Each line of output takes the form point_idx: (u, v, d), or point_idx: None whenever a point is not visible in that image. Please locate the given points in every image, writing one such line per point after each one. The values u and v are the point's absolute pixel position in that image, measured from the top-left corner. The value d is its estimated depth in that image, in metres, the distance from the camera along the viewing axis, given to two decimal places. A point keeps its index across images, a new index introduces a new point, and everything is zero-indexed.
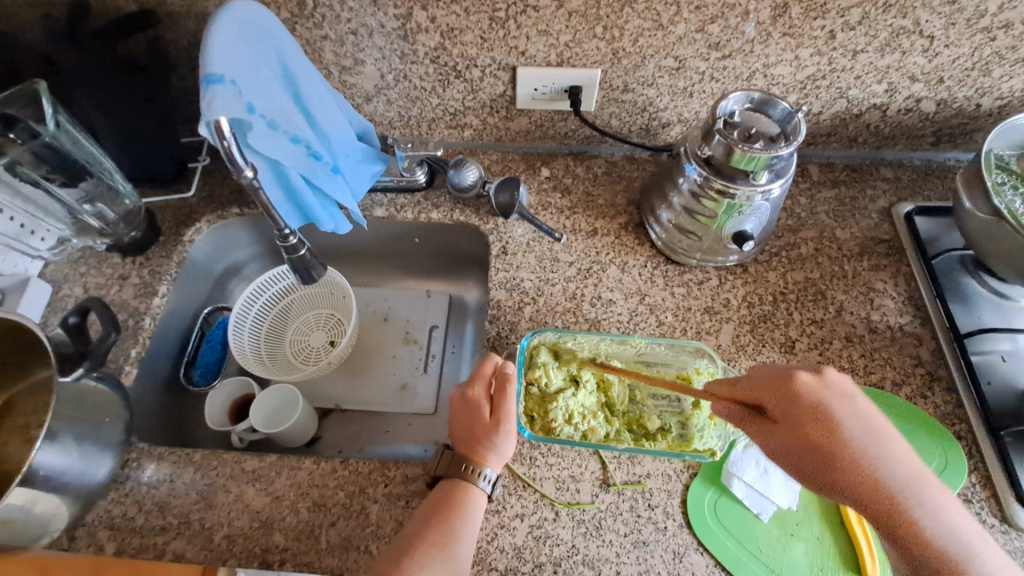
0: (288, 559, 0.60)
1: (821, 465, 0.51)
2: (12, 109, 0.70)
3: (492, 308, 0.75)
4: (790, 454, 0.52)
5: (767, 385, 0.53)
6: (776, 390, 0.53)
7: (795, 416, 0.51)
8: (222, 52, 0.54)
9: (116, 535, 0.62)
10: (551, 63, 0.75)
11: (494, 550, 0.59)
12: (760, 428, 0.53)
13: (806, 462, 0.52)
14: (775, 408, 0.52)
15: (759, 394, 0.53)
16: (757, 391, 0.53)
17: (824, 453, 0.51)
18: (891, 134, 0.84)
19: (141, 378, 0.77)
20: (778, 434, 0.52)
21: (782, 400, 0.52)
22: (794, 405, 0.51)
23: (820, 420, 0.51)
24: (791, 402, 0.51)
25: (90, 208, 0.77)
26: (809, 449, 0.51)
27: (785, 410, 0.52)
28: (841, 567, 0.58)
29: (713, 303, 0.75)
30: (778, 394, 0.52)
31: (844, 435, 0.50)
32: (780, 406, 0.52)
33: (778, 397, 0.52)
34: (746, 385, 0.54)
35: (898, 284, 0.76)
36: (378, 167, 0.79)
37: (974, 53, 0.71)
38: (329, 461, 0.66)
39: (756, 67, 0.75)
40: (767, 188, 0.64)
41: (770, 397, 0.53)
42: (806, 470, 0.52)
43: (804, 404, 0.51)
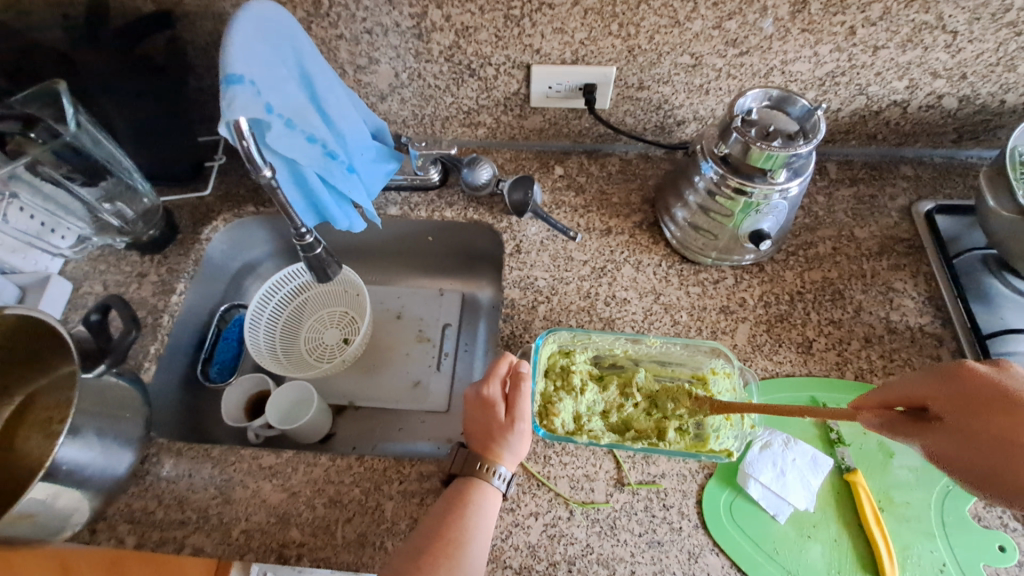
0: (305, 554, 0.61)
1: (1004, 469, 0.44)
2: (33, 109, 0.71)
3: (506, 306, 0.75)
4: (978, 456, 0.45)
5: (933, 382, 0.49)
6: (944, 386, 0.48)
7: (965, 412, 0.46)
8: (241, 51, 0.55)
9: (137, 528, 0.63)
10: (566, 61, 0.75)
11: (509, 548, 0.60)
12: (916, 430, 0.48)
13: (982, 462, 0.45)
14: (941, 407, 0.47)
15: (919, 393, 0.49)
16: (922, 391, 0.49)
17: (1000, 448, 0.44)
18: (911, 132, 0.83)
19: (159, 374, 0.78)
20: (940, 439, 0.46)
21: (953, 399, 0.47)
22: (965, 399, 0.46)
23: (984, 433, 0.45)
24: (958, 393, 0.47)
25: (110, 207, 0.79)
26: (1000, 465, 0.44)
27: (953, 408, 0.47)
28: (859, 570, 0.58)
29: (729, 302, 0.74)
30: (947, 394, 0.47)
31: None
32: (948, 408, 0.47)
33: (945, 397, 0.47)
34: (900, 387, 0.51)
35: (918, 283, 0.75)
36: (391, 166, 0.80)
37: (999, 48, 0.70)
38: (344, 458, 0.66)
39: (774, 64, 0.74)
40: (785, 187, 0.63)
41: (937, 397, 0.48)
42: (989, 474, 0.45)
43: (974, 393, 0.46)
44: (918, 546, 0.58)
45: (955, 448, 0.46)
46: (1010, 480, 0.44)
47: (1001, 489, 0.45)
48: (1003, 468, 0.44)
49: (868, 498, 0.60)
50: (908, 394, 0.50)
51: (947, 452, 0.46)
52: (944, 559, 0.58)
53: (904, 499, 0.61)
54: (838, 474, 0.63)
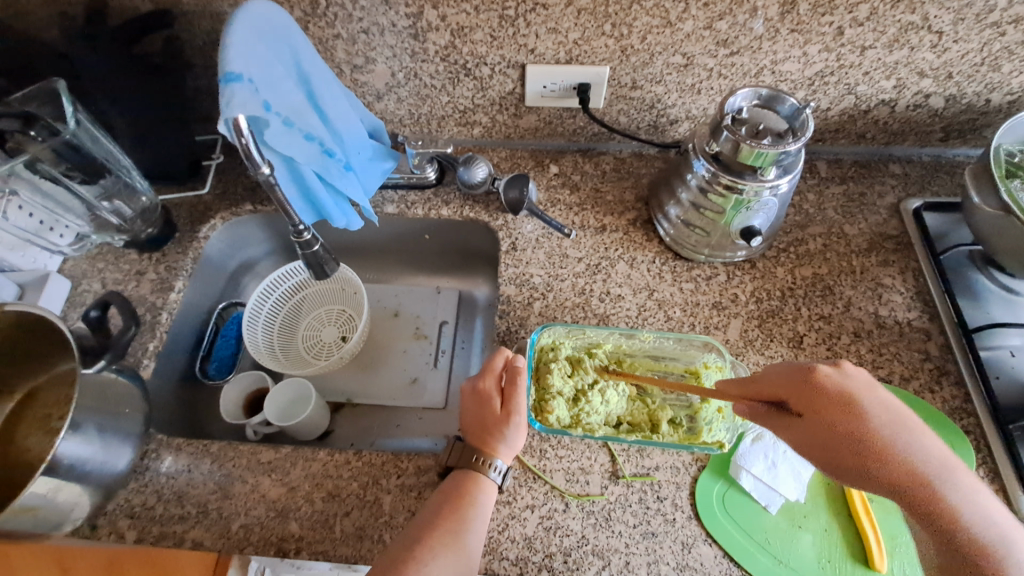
0: (304, 548, 0.61)
1: (848, 463, 0.50)
2: (32, 108, 0.71)
3: (502, 303, 0.76)
4: (827, 446, 0.50)
5: (784, 378, 0.54)
6: (800, 384, 0.52)
7: (820, 409, 0.51)
8: (239, 51, 0.55)
9: (136, 523, 0.64)
10: (560, 61, 0.76)
11: (505, 540, 0.61)
12: (782, 422, 0.53)
13: (827, 454, 0.50)
14: (798, 404, 0.52)
15: (779, 389, 0.53)
16: (779, 389, 0.53)
17: (849, 442, 0.50)
18: (900, 131, 0.84)
19: (158, 372, 0.78)
20: (797, 433, 0.52)
21: (801, 395, 0.52)
22: (812, 396, 0.51)
23: (824, 424, 0.50)
24: (810, 390, 0.52)
25: (108, 205, 0.79)
26: (849, 459, 0.49)
27: (806, 405, 0.52)
28: (849, 559, 0.59)
29: (721, 298, 0.75)
30: (800, 391, 0.52)
31: (863, 417, 0.50)
32: (801, 403, 0.52)
33: (796, 394, 0.52)
34: (767, 380, 0.55)
35: (906, 279, 0.76)
36: (388, 164, 0.80)
37: (983, 48, 0.72)
38: (342, 453, 0.67)
39: (764, 64, 0.75)
40: (775, 184, 0.64)
41: (794, 395, 0.52)
42: (829, 462, 0.50)
43: (822, 395, 0.51)
44: (906, 535, 0.60)
45: (807, 440, 0.51)
46: (861, 473, 0.49)
47: (845, 473, 0.50)
48: (854, 464, 0.49)
49: (857, 489, 0.62)
50: (772, 388, 0.54)
51: (797, 444, 0.52)
52: None
53: None
54: None
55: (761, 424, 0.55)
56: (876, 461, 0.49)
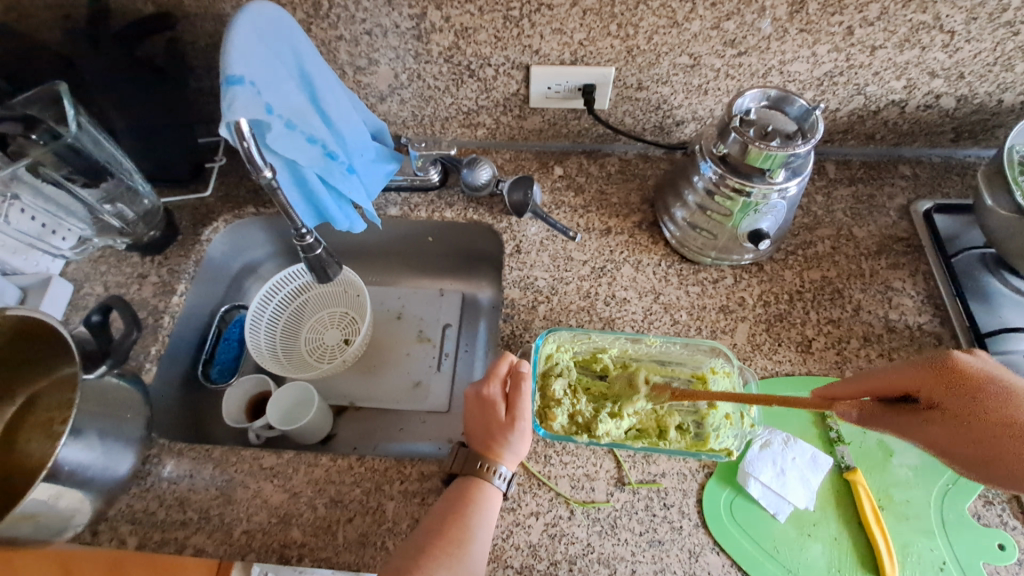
0: (307, 554, 0.61)
1: (998, 452, 0.49)
2: (34, 110, 0.71)
3: (506, 306, 0.75)
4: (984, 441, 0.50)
5: (920, 372, 0.52)
6: (932, 375, 0.52)
7: (964, 401, 0.50)
8: (241, 53, 0.55)
9: (138, 529, 0.63)
10: (565, 61, 0.75)
11: (510, 547, 0.60)
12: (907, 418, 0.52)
13: (976, 448, 0.50)
14: (933, 396, 0.51)
15: (902, 383, 0.53)
16: (906, 382, 0.53)
17: (998, 430, 0.49)
18: (910, 131, 0.83)
19: (160, 375, 0.78)
20: (945, 427, 0.50)
21: (942, 388, 0.51)
22: (951, 388, 0.51)
23: (1003, 425, 0.49)
24: (948, 383, 0.51)
25: (110, 209, 0.79)
26: (994, 447, 0.50)
27: (947, 397, 0.51)
28: (859, 568, 0.58)
29: (728, 302, 0.74)
30: (933, 382, 0.51)
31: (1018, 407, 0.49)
32: (939, 395, 0.51)
33: (933, 384, 0.51)
34: (900, 373, 0.53)
35: (917, 282, 0.75)
36: (392, 166, 0.80)
37: (996, 48, 0.70)
38: (346, 458, 0.66)
39: (772, 64, 0.74)
40: (784, 186, 0.63)
41: (925, 387, 0.52)
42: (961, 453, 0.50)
43: (965, 385, 0.50)
44: (918, 544, 0.58)
45: (956, 435, 0.50)
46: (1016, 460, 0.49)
47: (987, 467, 0.50)
48: (993, 450, 0.50)
49: (867, 496, 0.60)
50: (902, 383, 0.53)
51: (940, 439, 0.51)
52: (944, 556, 0.58)
53: (904, 497, 0.61)
54: (838, 473, 0.63)
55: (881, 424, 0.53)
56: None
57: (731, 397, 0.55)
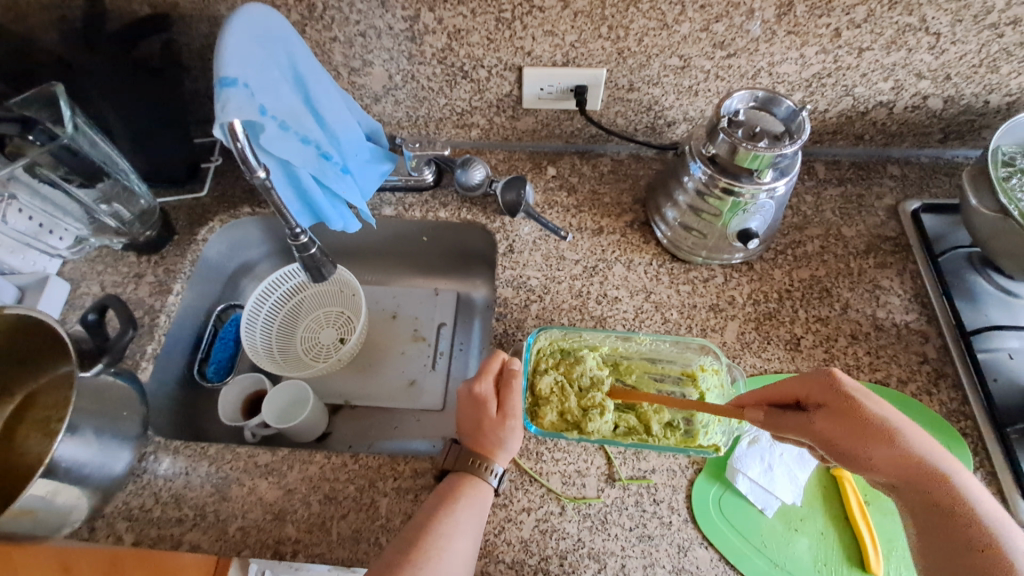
0: (301, 550, 0.61)
1: (854, 450, 0.49)
2: (31, 112, 0.71)
3: (499, 305, 0.76)
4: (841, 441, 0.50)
5: (803, 379, 0.54)
6: (812, 382, 0.53)
7: (835, 404, 0.51)
8: (235, 55, 0.55)
9: (134, 526, 0.64)
10: (557, 63, 0.76)
11: (501, 543, 0.61)
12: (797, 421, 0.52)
13: (844, 446, 0.50)
14: (814, 399, 0.53)
15: (789, 390, 0.55)
16: (794, 388, 0.54)
17: (852, 428, 0.50)
18: (898, 132, 0.84)
19: (156, 374, 0.79)
20: (822, 431, 0.51)
21: (823, 395, 0.52)
22: (832, 392, 0.52)
23: (859, 431, 0.49)
24: (824, 387, 0.52)
25: (107, 208, 0.79)
26: (857, 448, 0.49)
27: (824, 402, 0.52)
28: (845, 562, 0.59)
29: (718, 300, 0.75)
30: (816, 387, 0.53)
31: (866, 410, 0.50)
32: (820, 400, 0.52)
33: (816, 391, 0.53)
34: (783, 382, 0.55)
35: (904, 281, 0.76)
36: (386, 166, 0.80)
37: (981, 50, 0.71)
38: (339, 456, 0.67)
39: (761, 66, 0.75)
40: (771, 186, 0.64)
41: (809, 390, 0.53)
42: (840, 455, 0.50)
43: (833, 391, 0.52)
44: (903, 538, 0.59)
45: (834, 439, 0.50)
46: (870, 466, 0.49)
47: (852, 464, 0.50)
48: (855, 447, 0.49)
49: (853, 492, 0.61)
50: (789, 389, 0.55)
51: (828, 439, 0.51)
52: None
53: None
54: (825, 469, 0.64)
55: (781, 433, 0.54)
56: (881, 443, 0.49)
57: (713, 408, 0.57)
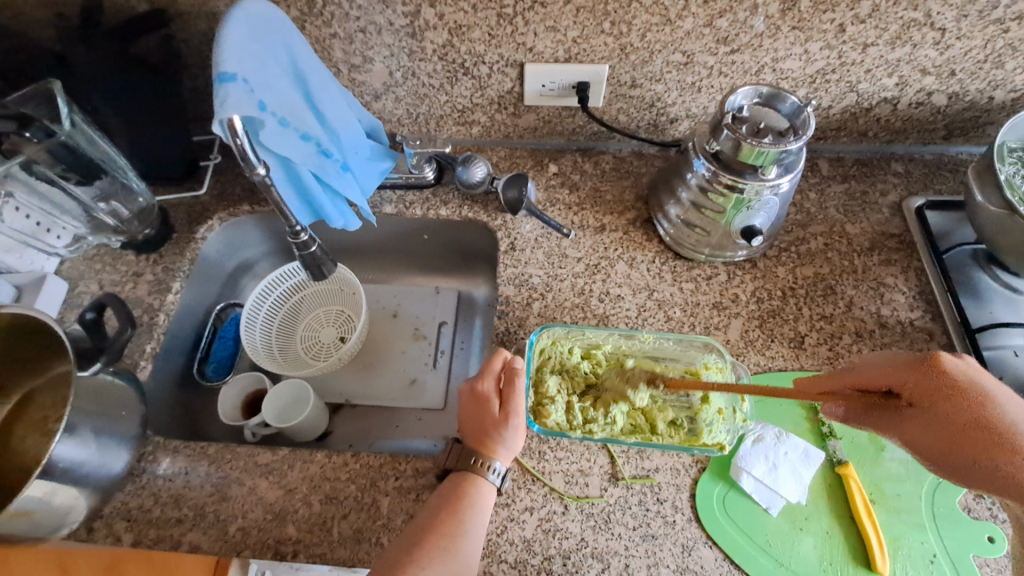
0: (302, 551, 0.61)
1: (968, 454, 0.50)
2: (28, 109, 0.71)
3: (501, 304, 0.75)
4: (947, 446, 0.50)
5: (892, 368, 0.52)
6: (910, 370, 0.52)
7: (937, 403, 0.50)
8: (233, 50, 0.55)
9: (133, 526, 0.63)
10: (559, 59, 0.76)
11: (504, 543, 0.60)
12: (890, 415, 0.53)
13: (946, 449, 0.51)
14: (914, 395, 0.51)
15: (881, 378, 0.52)
16: (884, 376, 0.52)
17: (971, 435, 0.50)
18: (902, 128, 0.83)
19: (155, 374, 0.78)
20: (916, 424, 0.51)
21: (924, 385, 0.51)
22: (933, 390, 0.50)
23: (964, 426, 0.50)
24: (931, 383, 0.50)
25: (105, 207, 0.79)
26: (965, 451, 0.50)
27: (928, 398, 0.51)
28: (851, 562, 0.58)
29: (722, 298, 0.75)
30: (918, 382, 0.51)
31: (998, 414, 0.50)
32: (918, 394, 0.51)
33: (916, 384, 0.51)
34: (869, 371, 0.53)
35: (909, 278, 0.76)
36: (387, 164, 0.80)
37: (986, 45, 0.71)
38: (340, 455, 0.66)
39: (765, 62, 0.74)
40: (776, 183, 0.64)
41: (904, 383, 0.51)
42: (942, 457, 0.51)
43: (941, 387, 0.50)
44: (909, 537, 0.59)
45: (918, 430, 0.51)
46: (984, 470, 0.49)
47: (959, 467, 0.51)
48: (973, 457, 0.50)
49: (859, 490, 0.61)
50: (878, 377, 0.52)
51: (918, 438, 0.52)
52: (934, 550, 0.58)
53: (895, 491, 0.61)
54: (830, 467, 0.63)
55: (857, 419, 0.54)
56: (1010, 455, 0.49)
57: (742, 389, 0.54)
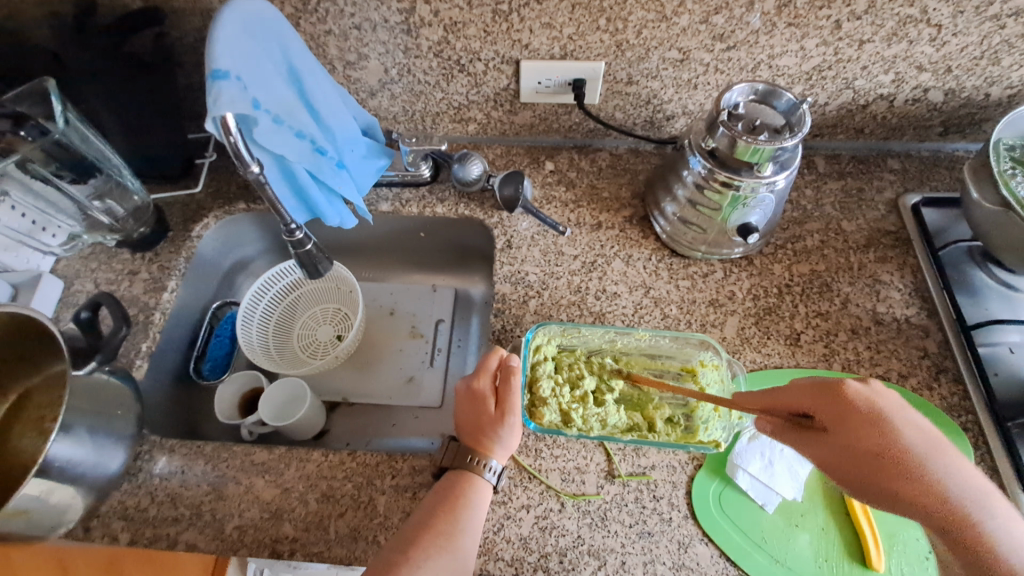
0: (298, 549, 0.61)
1: (870, 477, 0.50)
2: (22, 107, 0.70)
3: (497, 301, 0.75)
4: (854, 465, 0.50)
5: (808, 395, 0.53)
6: (822, 394, 0.52)
7: (848, 426, 0.50)
8: (225, 48, 0.54)
9: (130, 525, 0.63)
10: (555, 56, 0.75)
11: (501, 540, 0.60)
12: (804, 437, 0.53)
13: (855, 469, 0.50)
14: (827, 418, 0.51)
15: (800, 401, 0.53)
16: (797, 400, 0.53)
17: (875, 455, 0.50)
18: (898, 125, 0.83)
19: (151, 372, 0.78)
20: (830, 446, 0.51)
21: (831, 410, 0.51)
22: (840, 410, 0.51)
23: (871, 451, 0.50)
24: (833, 404, 0.51)
25: (100, 205, 0.78)
26: (869, 474, 0.50)
27: (832, 417, 0.51)
28: (846, 558, 0.59)
29: (718, 295, 0.75)
30: (829, 407, 0.51)
31: (889, 436, 0.50)
32: (830, 416, 0.51)
33: (824, 405, 0.52)
34: (787, 395, 0.54)
35: (905, 275, 0.76)
36: (383, 161, 0.80)
37: (982, 42, 0.71)
38: (337, 454, 0.66)
39: (761, 59, 0.74)
40: (772, 180, 0.64)
41: (812, 406, 0.52)
42: (853, 481, 0.51)
43: (836, 408, 0.51)
44: (904, 534, 0.59)
45: (826, 451, 0.51)
46: (882, 492, 0.50)
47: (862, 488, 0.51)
48: (865, 472, 0.50)
49: None
50: (788, 402, 0.53)
51: (830, 459, 0.51)
52: (929, 546, 0.59)
53: None
54: None
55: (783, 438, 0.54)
56: (892, 474, 0.49)
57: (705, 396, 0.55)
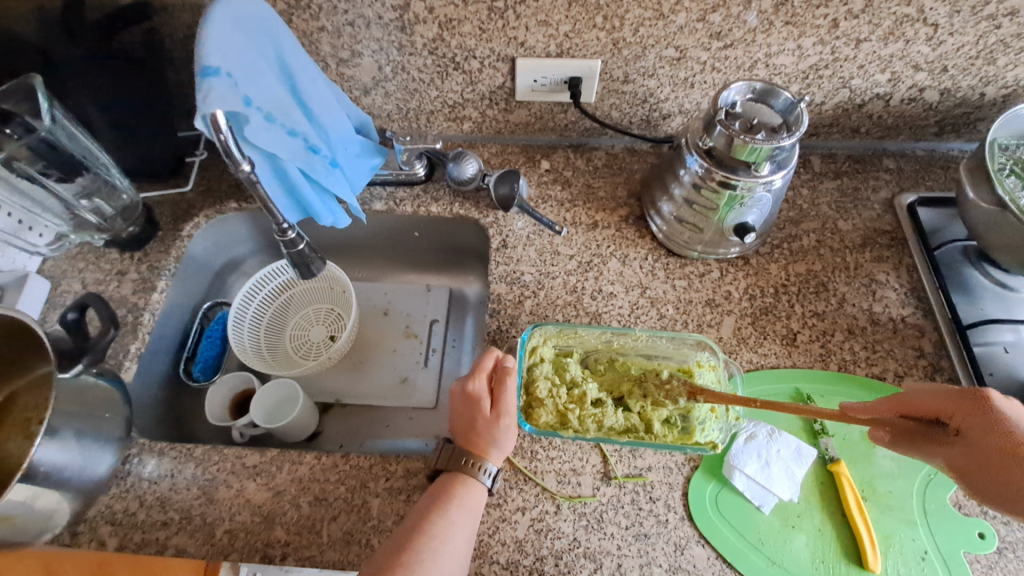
0: (290, 554, 0.60)
1: (999, 478, 0.50)
2: (7, 103, 0.69)
3: (492, 302, 0.75)
4: (987, 468, 0.51)
5: (947, 398, 0.54)
6: (960, 403, 0.53)
7: (983, 429, 0.51)
8: (217, 42, 0.53)
9: (118, 530, 0.62)
10: (551, 53, 0.75)
11: (496, 543, 0.60)
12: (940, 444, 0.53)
13: (991, 476, 0.51)
14: (959, 421, 0.52)
15: (933, 407, 0.54)
16: (938, 407, 0.54)
17: (1001, 458, 0.50)
18: (894, 125, 0.83)
19: (140, 374, 0.76)
20: (962, 451, 0.52)
21: (968, 413, 0.52)
22: (977, 415, 0.52)
23: (999, 452, 0.50)
24: (972, 410, 0.52)
25: (87, 204, 0.77)
26: (1002, 478, 0.50)
27: (971, 422, 0.52)
28: (842, 559, 0.58)
29: (714, 295, 0.74)
30: (964, 408, 0.53)
31: None
32: (968, 421, 0.52)
33: (965, 411, 0.52)
34: (919, 398, 0.55)
35: (900, 275, 0.76)
36: (376, 160, 0.79)
37: (979, 41, 0.70)
38: (330, 456, 0.65)
39: (758, 57, 0.74)
40: (769, 179, 0.63)
41: (953, 411, 0.53)
42: (980, 485, 0.52)
43: (986, 415, 0.51)
44: (901, 534, 0.59)
45: (969, 459, 0.52)
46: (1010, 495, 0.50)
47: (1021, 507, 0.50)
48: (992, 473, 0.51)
49: (851, 487, 0.61)
50: (929, 408, 0.54)
51: (961, 467, 0.52)
52: (925, 546, 0.58)
53: (887, 488, 0.61)
54: (821, 465, 0.63)
55: (910, 449, 0.55)
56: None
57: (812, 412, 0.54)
